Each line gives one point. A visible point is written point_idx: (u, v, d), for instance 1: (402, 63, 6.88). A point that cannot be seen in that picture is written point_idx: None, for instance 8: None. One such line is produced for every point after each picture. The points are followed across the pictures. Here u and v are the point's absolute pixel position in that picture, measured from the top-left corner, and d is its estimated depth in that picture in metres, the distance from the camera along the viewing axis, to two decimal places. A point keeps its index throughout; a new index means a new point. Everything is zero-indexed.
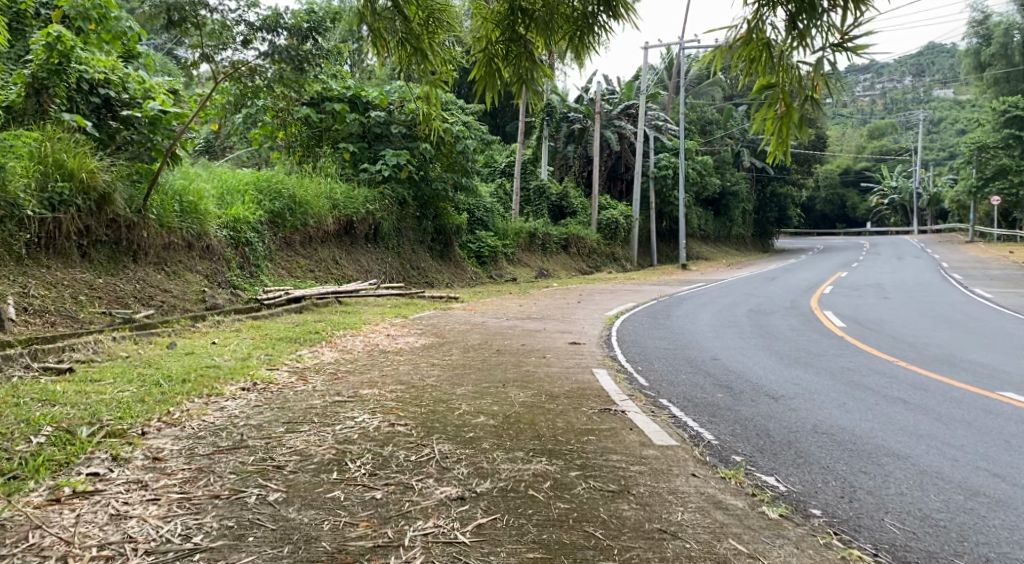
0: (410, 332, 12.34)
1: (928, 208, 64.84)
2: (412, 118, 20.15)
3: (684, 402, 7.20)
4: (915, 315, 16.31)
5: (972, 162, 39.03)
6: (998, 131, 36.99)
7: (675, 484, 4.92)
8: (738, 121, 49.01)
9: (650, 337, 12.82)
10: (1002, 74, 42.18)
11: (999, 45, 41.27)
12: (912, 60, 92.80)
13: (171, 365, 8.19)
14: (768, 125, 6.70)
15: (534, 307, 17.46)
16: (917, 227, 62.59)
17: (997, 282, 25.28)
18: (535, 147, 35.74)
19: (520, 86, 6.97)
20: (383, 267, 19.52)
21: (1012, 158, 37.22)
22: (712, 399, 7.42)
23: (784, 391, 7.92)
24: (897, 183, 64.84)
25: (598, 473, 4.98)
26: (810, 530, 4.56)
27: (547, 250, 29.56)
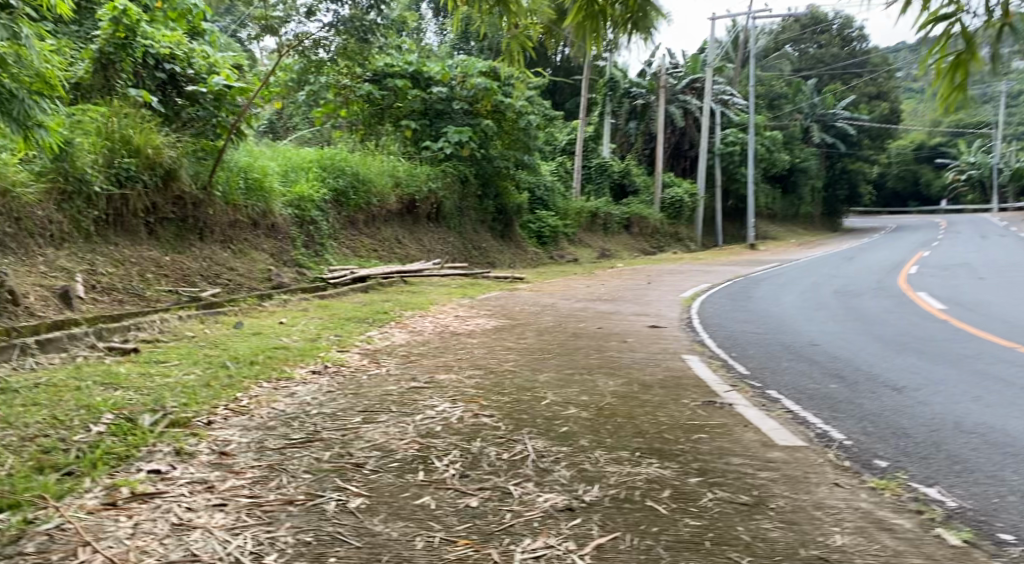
0: (480, 313, 11.72)
1: (1008, 186, 62.08)
2: (473, 94, 19.51)
3: (803, 398, 6.45)
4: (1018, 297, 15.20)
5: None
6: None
7: (817, 496, 4.25)
8: (807, 96, 47.30)
9: (736, 320, 12.01)
10: None
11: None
12: None
13: (237, 346, 7.71)
14: (938, 68, 5.06)
15: (605, 287, 16.73)
16: (997, 206, 60.00)
17: None
18: (598, 124, 34.83)
19: (629, 27, 6.12)
20: (445, 246, 18.98)
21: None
22: (831, 394, 6.66)
23: (908, 384, 7.12)
24: (974, 158, 62.22)
25: (724, 481, 4.33)
26: (1001, 558, 3.84)
27: (610, 230, 28.73)
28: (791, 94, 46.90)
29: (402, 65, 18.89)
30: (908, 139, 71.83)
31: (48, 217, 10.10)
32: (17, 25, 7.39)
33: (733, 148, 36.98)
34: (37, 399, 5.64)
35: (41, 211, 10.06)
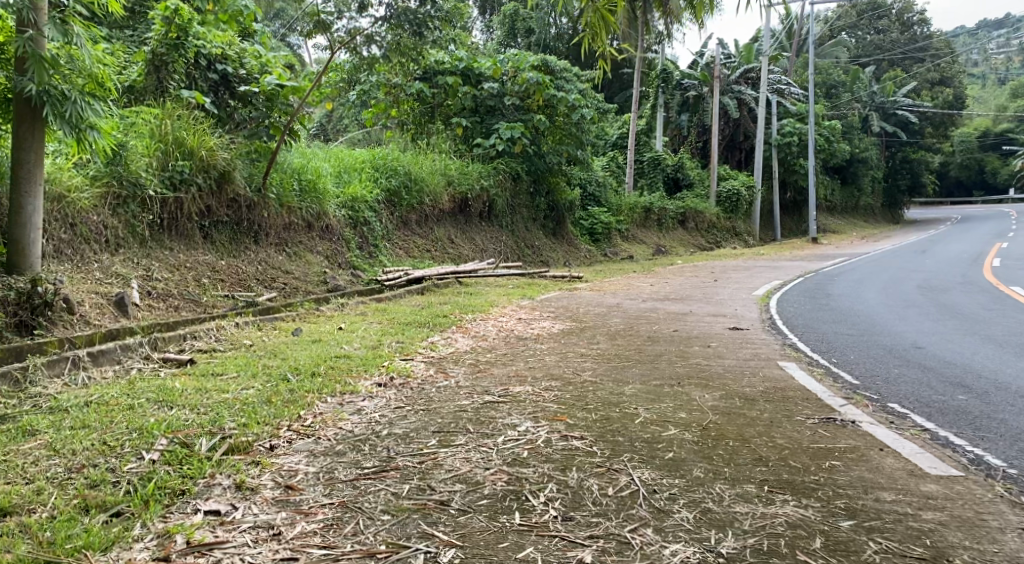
0: (545, 315, 11.01)
1: None
2: (526, 89, 18.74)
3: (937, 418, 5.72)
4: None
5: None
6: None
7: (1009, 548, 3.70)
8: (866, 84, 45.73)
9: (821, 320, 11.20)
10: None
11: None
12: None
13: (297, 356, 7.12)
14: None
15: (669, 286, 15.89)
16: None
17: None
18: (651, 117, 33.84)
19: None
20: (498, 246, 18.33)
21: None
22: (966, 414, 5.92)
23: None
24: None
25: (884, 527, 3.82)
26: None
27: (665, 225, 27.68)
28: (849, 81, 45.35)
29: (452, 61, 18.18)
30: (971, 126, 69.28)
31: (103, 222, 9.66)
32: (70, 25, 7.11)
33: (790, 139, 35.71)
34: (87, 420, 5.10)
35: (96, 215, 9.60)
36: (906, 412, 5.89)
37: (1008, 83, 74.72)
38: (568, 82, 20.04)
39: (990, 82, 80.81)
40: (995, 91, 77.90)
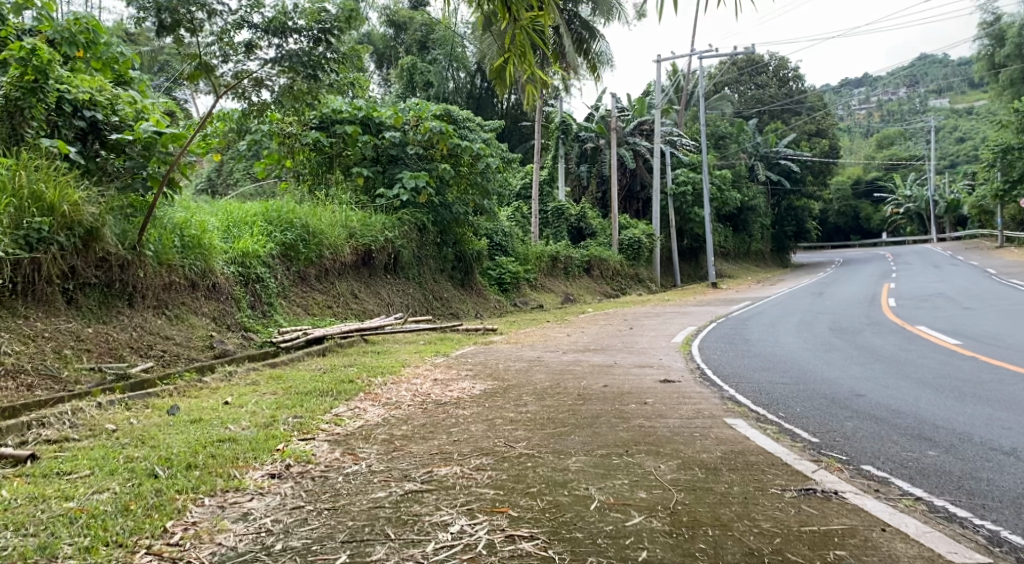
0: (462, 374, 9.96)
1: (946, 216, 63.94)
2: (428, 137, 17.94)
3: (924, 483, 5.04)
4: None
5: (998, 166, 42.21)
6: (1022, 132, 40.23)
7: None
8: (750, 135, 47.05)
9: (752, 368, 10.59)
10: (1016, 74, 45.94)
11: (1012, 46, 45.64)
12: (905, 75, 92.90)
13: (170, 442, 5.88)
14: None
15: (586, 336, 15.12)
16: (936, 236, 61.55)
17: None
18: (553, 168, 33.51)
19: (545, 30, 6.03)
20: (405, 299, 17.20)
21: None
22: (950, 474, 5.27)
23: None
24: (911, 192, 63.97)
25: None
26: None
27: (571, 273, 27.14)
28: (734, 133, 46.58)
29: (350, 111, 17.26)
30: (842, 176, 72.74)
31: None
32: None
33: (686, 188, 36.11)
34: None
35: None
36: (888, 476, 5.19)
37: (871, 137, 79.67)
38: (471, 133, 19.43)
39: (857, 135, 85.32)
40: (860, 144, 82.85)
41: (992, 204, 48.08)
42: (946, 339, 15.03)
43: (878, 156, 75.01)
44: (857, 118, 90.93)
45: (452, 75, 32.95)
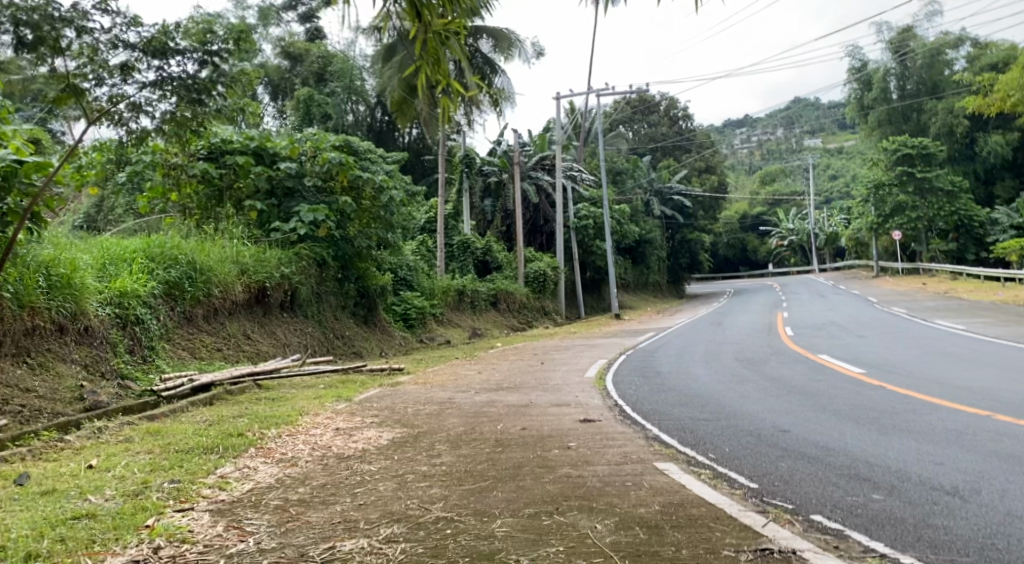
0: (367, 421, 9.15)
1: (827, 248, 66.66)
2: (327, 169, 17.05)
3: (883, 535, 4.63)
4: (947, 367, 14.46)
5: (871, 201, 44.23)
6: (893, 168, 42.36)
7: None
8: (646, 171, 47.78)
9: (671, 404, 10.20)
10: (883, 116, 48.62)
11: (880, 89, 48.18)
12: (781, 114, 97.29)
13: (12, 523, 4.96)
14: None
15: (498, 374, 14.47)
16: (819, 267, 64.07)
17: (970, 323, 24.25)
18: (457, 201, 32.92)
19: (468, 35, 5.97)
20: (303, 338, 16.22)
21: (908, 194, 42.43)
22: (903, 522, 4.85)
23: (974, 497, 5.47)
24: (794, 225, 66.52)
25: None
26: None
27: (478, 308, 26.51)
28: (631, 168, 47.18)
29: (242, 141, 16.36)
30: (731, 209, 74.98)
31: None
32: None
33: (588, 222, 36.15)
34: None
35: None
36: (843, 528, 4.76)
37: (756, 174, 82.62)
38: (370, 165, 18.72)
39: (742, 171, 88.27)
40: (745, 179, 85.79)
41: (869, 237, 50.23)
42: (855, 366, 15.10)
43: (763, 190, 77.76)
44: (740, 155, 94.19)
45: (351, 108, 32.77)
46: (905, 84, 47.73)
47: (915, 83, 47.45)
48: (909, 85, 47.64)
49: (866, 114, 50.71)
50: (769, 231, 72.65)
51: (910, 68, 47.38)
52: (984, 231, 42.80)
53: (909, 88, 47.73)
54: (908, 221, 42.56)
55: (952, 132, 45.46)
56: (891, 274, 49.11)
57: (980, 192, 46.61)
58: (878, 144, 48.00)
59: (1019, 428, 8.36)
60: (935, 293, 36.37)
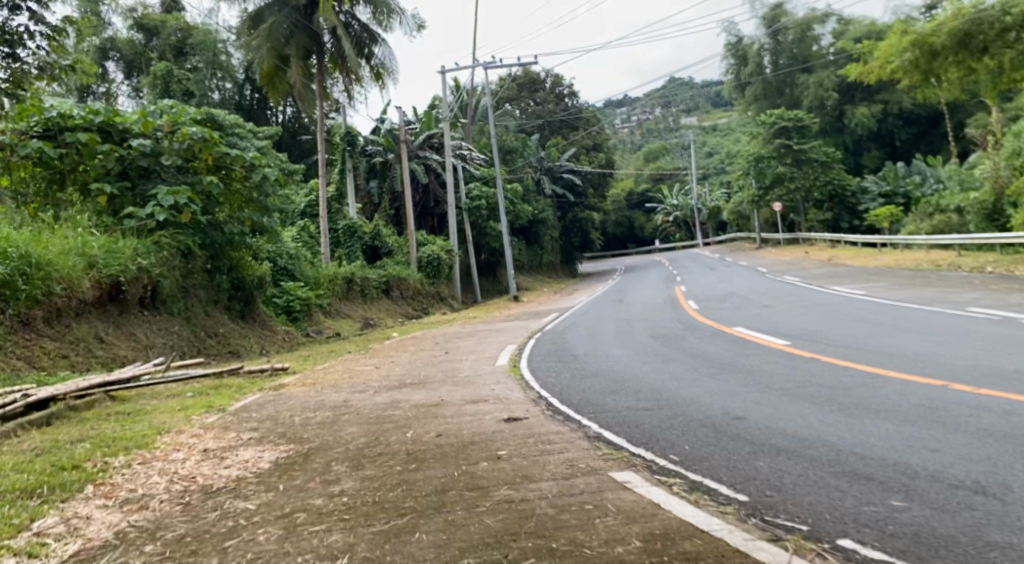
0: (246, 441, 7.63)
1: (709, 223, 67.57)
2: (187, 146, 14.91)
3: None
4: (872, 333, 13.98)
5: (751, 174, 44.59)
6: (769, 142, 42.92)
7: None
8: (534, 150, 46.78)
9: (600, 393, 9.09)
10: (758, 94, 49.25)
11: (754, 66, 48.73)
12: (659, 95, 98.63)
13: None
14: None
15: (397, 367, 13.03)
16: (701, 241, 64.91)
17: (869, 287, 24.25)
18: (340, 183, 30.93)
19: None
20: (169, 338, 14.33)
21: (784, 167, 42.87)
22: (955, 542, 4.14)
23: (1007, 492, 4.59)
24: (678, 202, 67.09)
25: None
26: None
27: (369, 296, 24.77)
28: (520, 148, 46.09)
29: (84, 116, 14.24)
30: (616, 188, 75.13)
31: None
32: None
33: (481, 202, 34.86)
34: None
35: None
36: (889, 560, 4.03)
37: (640, 153, 83.10)
38: (238, 144, 16.77)
39: (624, 150, 88.75)
40: (629, 159, 86.34)
41: (749, 210, 50.81)
42: (779, 336, 14.45)
43: (647, 168, 78.26)
44: (621, 135, 94.81)
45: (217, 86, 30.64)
46: (778, 59, 48.47)
47: (788, 58, 48.28)
48: (782, 60, 48.34)
49: (742, 90, 51.30)
50: (654, 207, 73.10)
51: (782, 44, 48.27)
52: (855, 200, 43.75)
53: (780, 64, 48.44)
54: (786, 193, 43.09)
55: (823, 105, 46.51)
56: (773, 245, 49.88)
57: (849, 162, 47.95)
58: (755, 119, 48.55)
59: (981, 398, 7.64)
60: (817, 260, 36.82)
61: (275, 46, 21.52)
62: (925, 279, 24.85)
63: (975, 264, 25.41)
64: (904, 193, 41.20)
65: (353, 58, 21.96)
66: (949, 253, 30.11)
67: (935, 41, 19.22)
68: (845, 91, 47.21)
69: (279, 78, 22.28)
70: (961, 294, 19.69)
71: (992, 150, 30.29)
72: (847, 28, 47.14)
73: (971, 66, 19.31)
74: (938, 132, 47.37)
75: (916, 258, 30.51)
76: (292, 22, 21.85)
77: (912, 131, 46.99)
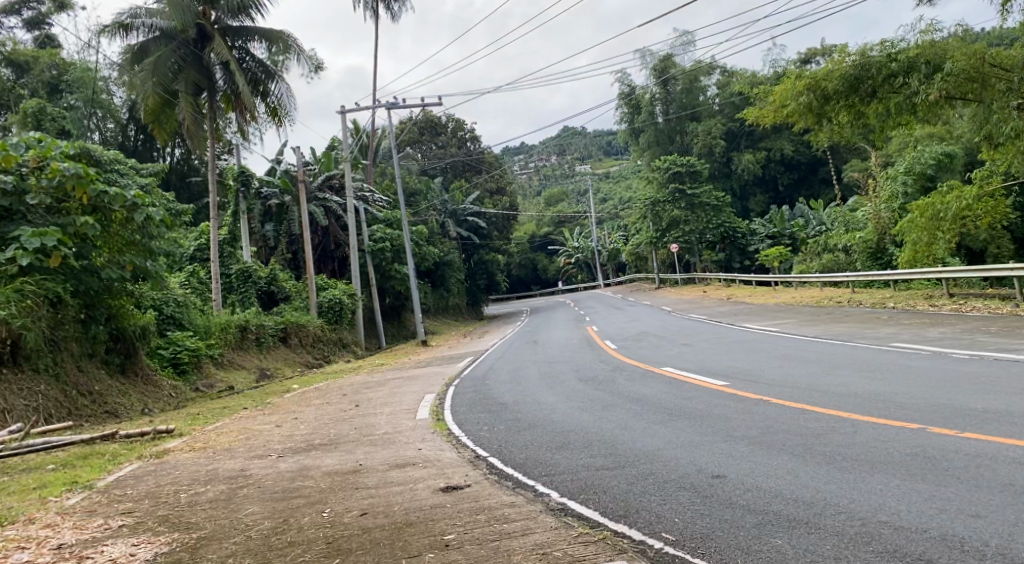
0: (114, 533, 6.30)
1: (608, 264, 67.63)
2: (59, 183, 13.15)
3: None
4: (811, 369, 13.29)
5: (648, 217, 44.42)
6: (665, 186, 43.13)
7: None
8: (437, 193, 45.77)
9: (545, 450, 7.97)
10: (652, 138, 49.69)
11: (646, 113, 49.25)
12: (555, 142, 99.46)
13: None
14: None
15: (301, 425, 11.58)
16: (602, 283, 64.87)
17: (785, 323, 23.97)
18: (233, 226, 29.00)
19: None
20: (32, 399, 12.42)
21: (679, 210, 42.78)
22: None
23: None
24: (577, 244, 66.84)
25: None
26: None
27: (266, 345, 22.89)
28: (422, 191, 44.94)
29: None
30: (518, 231, 74.79)
31: None
32: None
33: (383, 245, 33.31)
34: None
35: None
36: None
37: (542, 197, 83.14)
38: (116, 183, 15.06)
39: (524, 194, 88.72)
40: (528, 202, 86.26)
41: (649, 252, 50.83)
42: (717, 376, 13.62)
43: (547, 211, 78.24)
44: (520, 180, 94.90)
45: (95, 126, 28.50)
46: (668, 108, 48.90)
47: (677, 107, 48.76)
48: (672, 109, 48.79)
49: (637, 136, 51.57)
50: (555, 250, 72.91)
51: (671, 93, 48.77)
52: (746, 241, 43.98)
53: (672, 111, 49.03)
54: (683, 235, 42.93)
55: (712, 152, 47.12)
56: (674, 285, 50.05)
57: (737, 207, 48.45)
58: (649, 164, 48.55)
59: (967, 441, 6.82)
60: (720, 299, 36.83)
61: (162, 80, 19.76)
62: (829, 315, 24.52)
63: (877, 299, 25.37)
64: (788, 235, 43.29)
65: (246, 96, 20.58)
66: (848, 289, 30.36)
67: (828, 86, 17.57)
68: (732, 137, 48.22)
69: (166, 114, 20.51)
70: (877, 329, 19.38)
71: (871, 192, 30.73)
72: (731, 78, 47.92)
73: (860, 110, 17.79)
74: (817, 178, 48.38)
75: (813, 295, 30.49)
76: (181, 56, 20.27)
77: (795, 176, 48.19)
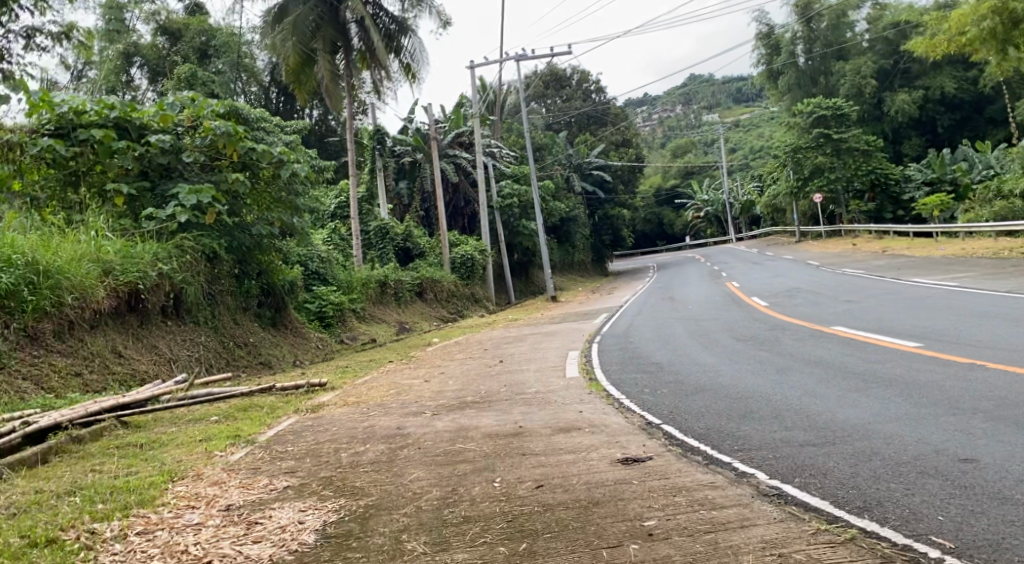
0: (280, 496, 5.87)
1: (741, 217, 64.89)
2: (212, 141, 13.10)
3: None
4: (1013, 327, 11.79)
5: (790, 165, 42.01)
6: (809, 132, 40.48)
7: None
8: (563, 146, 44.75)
9: (731, 419, 7.11)
10: (793, 81, 46.72)
11: (786, 54, 46.25)
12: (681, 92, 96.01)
13: None
14: None
15: (450, 381, 11.09)
16: (735, 236, 62.33)
17: (957, 277, 21.94)
18: (369, 182, 29.03)
19: None
20: (195, 351, 12.41)
21: (825, 156, 40.18)
22: None
23: None
24: (708, 197, 64.37)
25: None
26: None
27: (403, 300, 22.80)
28: (549, 144, 43.97)
29: (99, 111, 12.35)
30: (645, 184, 72.75)
31: None
32: None
33: (512, 200, 32.72)
34: None
35: None
36: None
37: (669, 148, 80.47)
38: (258, 139, 14.90)
39: (649, 146, 86.26)
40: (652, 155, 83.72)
41: (787, 203, 48.22)
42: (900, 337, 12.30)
43: (674, 163, 75.71)
44: (644, 132, 92.24)
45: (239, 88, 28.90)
46: (811, 48, 45.79)
47: (821, 46, 45.58)
48: (816, 48, 45.62)
49: (775, 80, 48.64)
50: (683, 203, 70.64)
51: (815, 31, 45.67)
52: (900, 189, 40.85)
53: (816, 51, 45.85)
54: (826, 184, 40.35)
55: (860, 93, 43.83)
56: (814, 238, 47.36)
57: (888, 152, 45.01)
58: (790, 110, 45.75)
59: None
60: (871, 252, 34.42)
61: (302, 39, 19.61)
62: (1009, 268, 22.24)
63: None
64: (952, 179, 38.45)
65: (382, 51, 20.17)
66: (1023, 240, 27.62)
67: (1017, 7, 15.24)
68: (884, 77, 44.71)
69: (305, 73, 20.31)
70: None
71: None
72: (883, 12, 44.29)
73: None
74: (982, 118, 44.30)
75: (983, 246, 27.79)
76: (319, 13, 19.93)
77: (957, 117, 44.14)
